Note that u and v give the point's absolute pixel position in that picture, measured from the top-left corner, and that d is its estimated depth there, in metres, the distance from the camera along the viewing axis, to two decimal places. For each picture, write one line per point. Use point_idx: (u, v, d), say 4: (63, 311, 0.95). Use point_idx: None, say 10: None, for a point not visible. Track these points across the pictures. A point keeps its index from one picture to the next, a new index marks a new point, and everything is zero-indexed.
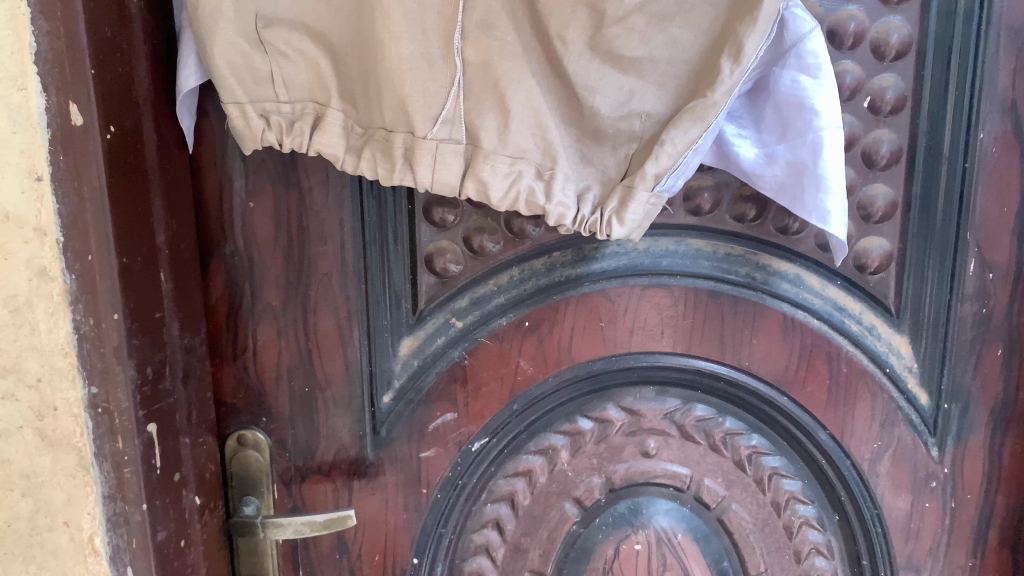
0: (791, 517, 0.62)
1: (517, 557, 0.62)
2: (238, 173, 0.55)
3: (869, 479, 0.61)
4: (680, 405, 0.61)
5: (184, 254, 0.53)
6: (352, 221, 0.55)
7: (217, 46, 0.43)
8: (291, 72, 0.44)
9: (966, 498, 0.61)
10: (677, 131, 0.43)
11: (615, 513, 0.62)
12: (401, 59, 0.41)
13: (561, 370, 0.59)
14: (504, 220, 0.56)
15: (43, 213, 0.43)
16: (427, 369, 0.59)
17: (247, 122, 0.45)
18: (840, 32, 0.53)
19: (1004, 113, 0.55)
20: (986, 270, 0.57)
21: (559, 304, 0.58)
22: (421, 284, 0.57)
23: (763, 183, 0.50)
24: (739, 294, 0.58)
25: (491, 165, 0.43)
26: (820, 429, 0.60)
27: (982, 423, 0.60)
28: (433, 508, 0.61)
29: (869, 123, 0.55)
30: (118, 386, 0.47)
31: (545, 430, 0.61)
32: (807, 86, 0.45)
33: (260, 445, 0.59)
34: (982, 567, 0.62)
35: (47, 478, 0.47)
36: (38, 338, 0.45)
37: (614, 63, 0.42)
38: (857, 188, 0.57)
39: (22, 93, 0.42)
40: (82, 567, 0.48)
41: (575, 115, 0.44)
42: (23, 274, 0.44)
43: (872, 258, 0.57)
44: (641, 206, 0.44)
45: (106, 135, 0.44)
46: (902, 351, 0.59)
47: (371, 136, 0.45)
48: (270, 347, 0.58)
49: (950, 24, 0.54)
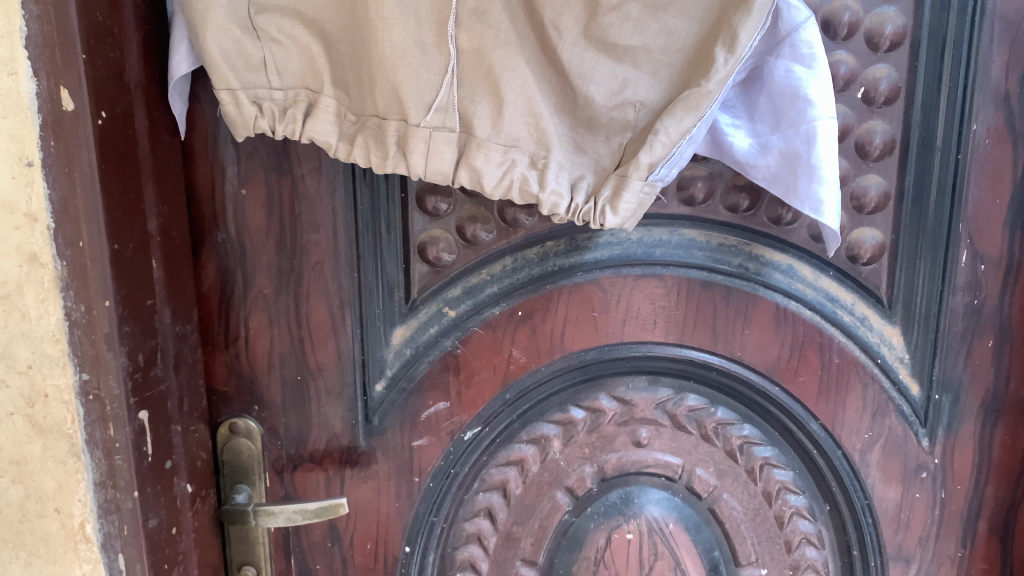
0: (783, 507, 0.62)
1: (509, 546, 0.63)
2: (231, 159, 0.55)
3: (859, 470, 0.61)
4: (672, 395, 0.62)
5: (175, 241, 0.53)
6: (345, 208, 0.55)
7: (210, 33, 0.42)
8: (283, 58, 0.44)
9: (955, 489, 0.61)
10: (672, 121, 0.42)
11: (606, 503, 0.62)
12: (394, 46, 0.41)
13: (554, 360, 0.59)
14: (497, 209, 0.56)
15: (33, 199, 0.44)
16: (420, 358, 0.59)
17: (239, 108, 0.45)
18: (834, 22, 0.53)
19: (997, 104, 0.55)
20: (977, 262, 0.58)
21: (551, 294, 0.58)
22: (413, 273, 0.57)
23: (757, 173, 0.50)
24: (731, 284, 0.58)
25: (484, 153, 0.43)
26: (812, 420, 0.61)
27: (972, 414, 0.60)
28: (425, 497, 0.61)
29: (862, 114, 0.55)
30: (109, 373, 0.46)
31: (537, 419, 0.61)
32: (801, 77, 0.45)
33: (252, 433, 0.59)
34: (971, 558, 0.62)
35: (37, 465, 0.47)
36: (29, 325, 0.45)
37: (608, 51, 0.42)
38: (849, 179, 0.57)
39: (12, 78, 0.42)
40: (73, 554, 0.48)
41: (568, 104, 0.44)
42: (13, 260, 0.44)
43: (864, 249, 0.58)
44: (634, 195, 0.44)
45: (98, 121, 0.44)
46: (893, 342, 0.59)
47: (363, 124, 0.45)
48: (262, 335, 0.58)
49: (943, 16, 0.54)
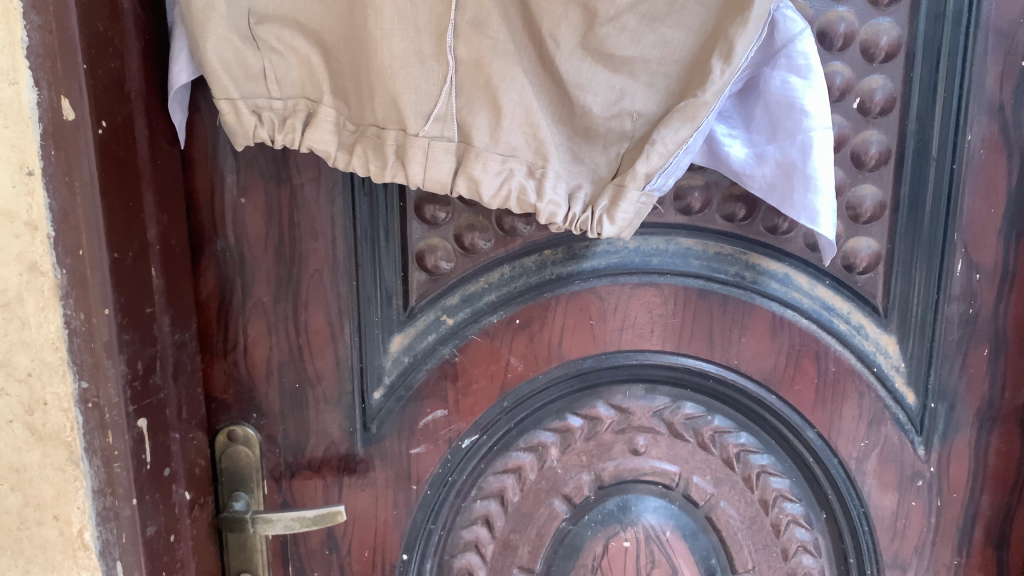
0: (779, 514, 0.63)
1: (506, 553, 0.63)
2: (231, 168, 0.55)
3: (856, 478, 0.62)
4: (669, 403, 0.62)
5: (174, 249, 0.53)
6: (343, 216, 0.55)
7: (209, 42, 0.43)
8: (283, 68, 0.44)
9: (952, 497, 0.62)
10: (668, 131, 0.43)
11: (603, 510, 0.62)
12: (392, 57, 0.41)
13: (551, 368, 0.60)
14: (495, 217, 0.56)
15: (33, 208, 0.44)
16: (417, 366, 0.59)
17: (239, 118, 0.45)
18: (830, 33, 0.53)
19: (992, 115, 0.56)
20: (973, 271, 0.58)
21: (549, 301, 0.58)
22: (411, 281, 0.58)
23: (753, 183, 0.50)
24: (727, 293, 0.58)
25: (482, 163, 0.43)
26: (809, 428, 0.61)
27: (968, 422, 0.60)
28: (422, 504, 0.61)
29: (858, 124, 0.56)
30: (108, 381, 0.46)
31: (535, 427, 0.62)
32: (797, 87, 0.45)
33: (250, 440, 0.59)
34: (967, 565, 0.63)
35: (36, 472, 0.47)
36: (28, 333, 0.45)
37: (605, 62, 0.42)
38: (846, 188, 0.57)
39: (14, 87, 0.42)
40: (71, 561, 0.48)
41: (566, 114, 0.44)
42: (13, 269, 0.45)
43: (860, 258, 0.58)
44: (631, 204, 0.44)
45: (98, 130, 0.44)
46: (888, 350, 0.60)
47: (362, 133, 0.45)
48: (261, 342, 0.58)
49: (939, 26, 0.54)
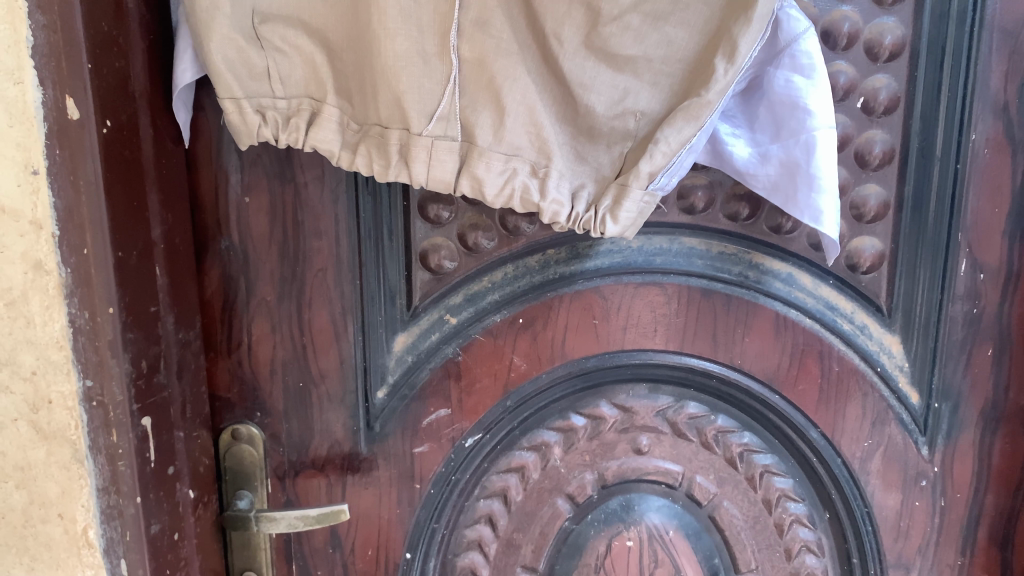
0: (783, 514, 0.63)
1: (510, 552, 0.63)
2: (234, 167, 0.55)
3: (859, 477, 0.61)
4: (673, 403, 0.62)
5: (178, 248, 0.53)
6: (347, 216, 0.55)
7: (214, 42, 0.43)
8: (287, 68, 0.44)
9: (955, 497, 0.62)
10: (672, 130, 0.43)
11: (606, 510, 0.62)
12: (395, 56, 0.42)
13: (555, 367, 0.60)
14: (498, 217, 0.56)
15: (38, 206, 0.44)
16: (421, 365, 0.59)
17: (243, 117, 0.45)
18: (834, 32, 0.53)
19: (997, 114, 0.55)
20: (977, 270, 0.58)
21: (552, 301, 0.58)
22: (415, 280, 0.58)
23: (757, 182, 0.50)
24: (731, 292, 0.58)
25: (486, 162, 0.43)
26: (812, 428, 0.61)
27: (972, 422, 0.60)
28: (426, 503, 0.61)
29: (862, 123, 0.56)
30: (112, 378, 0.47)
31: (538, 426, 0.62)
32: (801, 86, 0.45)
33: (254, 439, 0.60)
34: (971, 566, 0.62)
35: (41, 470, 0.47)
36: (33, 331, 0.45)
37: (608, 61, 0.42)
38: (849, 188, 0.57)
39: (19, 87, 0.42)
40: (76, 559, 0.49)
41: (569, 113, 0.44)
42: (18, 267, 0.45)
43: (863, 258, 0.58)
44: (635, 204, 0.45)
45: (103, 129, 0.44)
46: (893, 350, 0.60)
47: (366, 133, 0.45)
48: (265, 341, 0.58)
49: (943, 25, 0.54)
